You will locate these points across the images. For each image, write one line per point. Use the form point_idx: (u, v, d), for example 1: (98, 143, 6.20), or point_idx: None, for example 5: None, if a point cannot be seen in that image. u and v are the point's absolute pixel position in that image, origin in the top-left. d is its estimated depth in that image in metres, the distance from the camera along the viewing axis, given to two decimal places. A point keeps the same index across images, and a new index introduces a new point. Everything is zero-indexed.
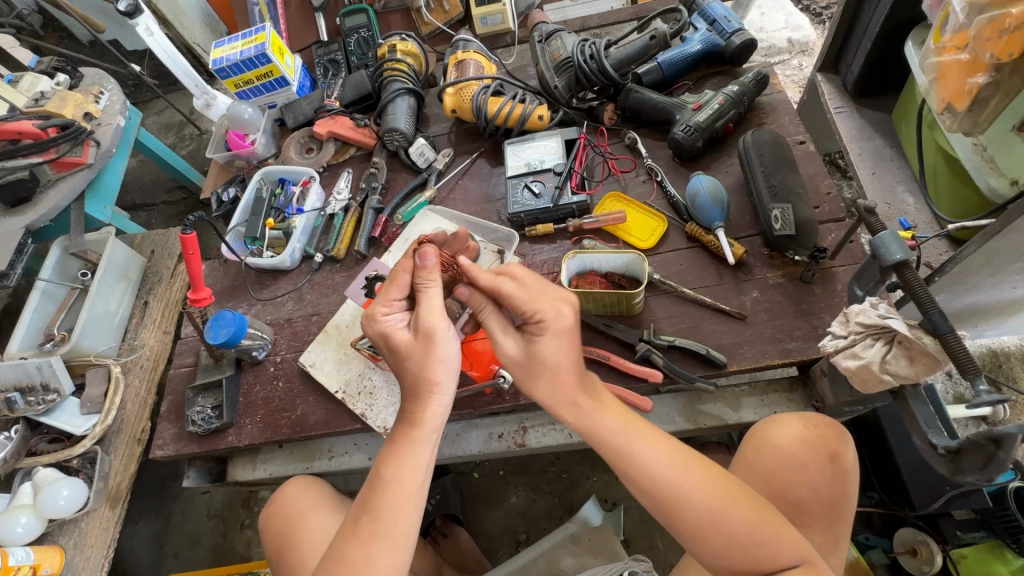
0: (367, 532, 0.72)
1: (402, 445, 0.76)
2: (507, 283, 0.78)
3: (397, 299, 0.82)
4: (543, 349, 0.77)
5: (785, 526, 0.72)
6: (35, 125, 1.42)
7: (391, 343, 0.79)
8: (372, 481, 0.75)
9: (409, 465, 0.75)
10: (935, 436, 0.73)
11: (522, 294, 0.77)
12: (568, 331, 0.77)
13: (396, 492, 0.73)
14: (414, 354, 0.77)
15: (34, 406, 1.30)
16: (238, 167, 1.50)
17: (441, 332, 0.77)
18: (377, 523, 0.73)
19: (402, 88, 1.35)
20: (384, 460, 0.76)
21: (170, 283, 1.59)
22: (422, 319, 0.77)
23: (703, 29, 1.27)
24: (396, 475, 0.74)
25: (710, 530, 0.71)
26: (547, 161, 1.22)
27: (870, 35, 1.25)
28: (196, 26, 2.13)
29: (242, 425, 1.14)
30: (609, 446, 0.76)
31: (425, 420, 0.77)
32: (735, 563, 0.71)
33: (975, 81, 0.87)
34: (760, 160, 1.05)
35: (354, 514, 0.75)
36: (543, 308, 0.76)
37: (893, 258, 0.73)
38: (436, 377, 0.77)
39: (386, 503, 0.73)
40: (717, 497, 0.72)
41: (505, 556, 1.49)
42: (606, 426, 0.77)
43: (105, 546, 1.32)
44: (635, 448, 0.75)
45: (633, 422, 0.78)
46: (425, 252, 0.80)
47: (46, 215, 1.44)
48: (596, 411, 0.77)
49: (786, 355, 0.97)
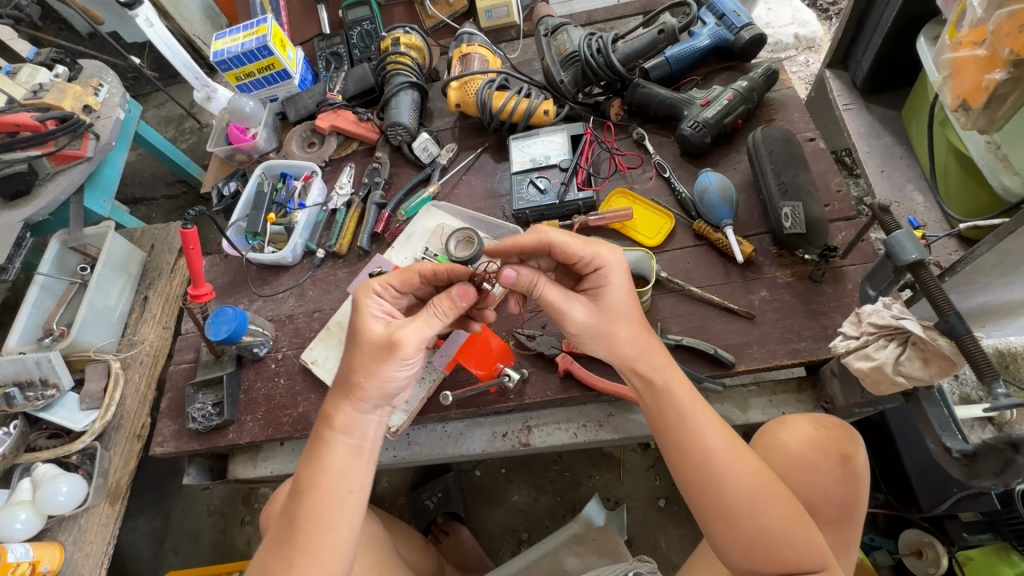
0: (290, 536, 0.72)
1: (319, 450, 0.76)
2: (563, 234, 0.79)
3: (394, 288, 0.85)
4: (613, 295, 0.79)
5: (813, 531, 0.71)
6: (34, 117, 1.40)
7: (362, 325, 0.79)
8: (295, 488, 0.74)
9: (325, 470, 0.74)
10: (950, 439, 0.72)
11: (577, 242, 0.79)
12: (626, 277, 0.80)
13: (313, 501, 0.73)
14: (369, 354, 0.77)
15: (33, 402, 1.28)
16: (239, 162, 1.48)
17: (403, 353, 0.76)
18: (297, 533, 0.72)
19: (405, 82, 1.33)
20: (306, 466, 0.76)
21: (170, 278, 1.57)
22: (399, 328, 0.77)
23: (711, 23, 1.25)
24: (316, 481, 0.74)
25: (745, 517, 0.70)
26: (552, 157, 1.20)
27: (881, 30, 1.23)
28: (196, 18, 2.11)
29: (243, 422, 1.13)
30: (669, 415, 0.75)
31: (337, 422, 0.77)
32: (756, 558, 0.70)
33: (992, 78, 0.86)
34: (770, 157, 1.03)
35: (280, 525, 0.74)
36: (600, 252, 0.79)
37: (908, 258, 0.72)
38: (368, 386, 0.76)
39: (306, 512, 0.72)
40: (763, 486, 0.71)
41: (507, 554, 1.48)
42: (673, 395, 0.76)
43: (104, 542, 1.30)
44: (694, 421, 0.74)
45: (696, 398, 0.77)
46: (463, 291, 0.79)
47: (46, 208, 1.43)
48: (665, 375, 0.77)
49: (796, 355, 0.96)
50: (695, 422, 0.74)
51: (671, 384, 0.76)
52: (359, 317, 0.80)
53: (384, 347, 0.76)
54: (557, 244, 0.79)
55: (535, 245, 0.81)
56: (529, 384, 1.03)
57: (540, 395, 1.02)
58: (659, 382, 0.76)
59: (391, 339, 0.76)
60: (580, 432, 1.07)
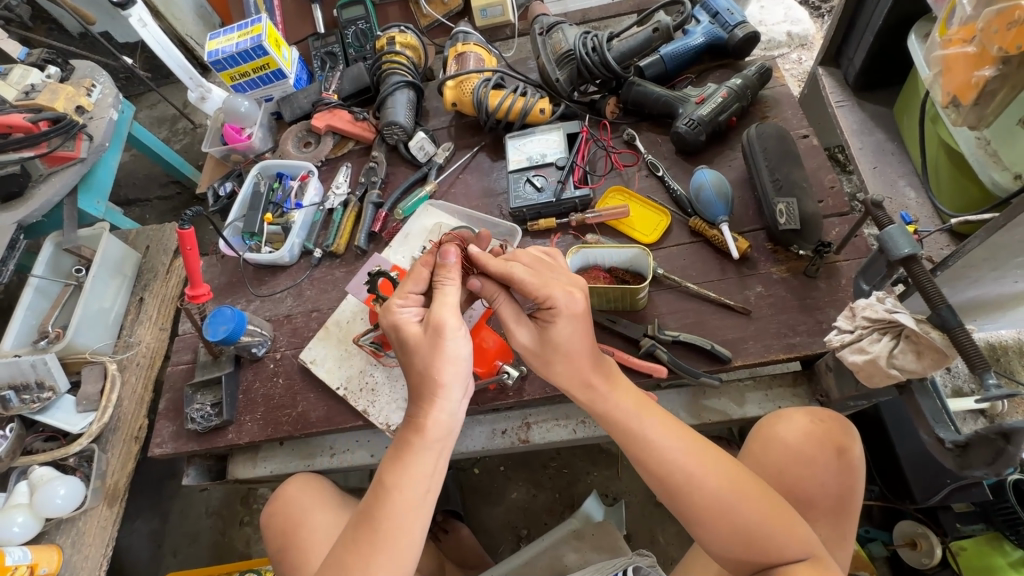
0: (370, 537, 0.73)
1: (404, 453, 0.76)
2: (521, 269, 0.78)
3: (414, 292, 0.83)
4: (557, 333, 0.78)
5: (799, 522, 0.72)
6: (26, 118, 1.40)
7: (400, 335, 0.79)
8: (374, 489, 0.76)
9: (411, 474, 0.75)
10: (943, 430, 0.73)
11: (532, 278, 0.78)
12: (579, 316, 0.78)
13: (398, 501, 0.74)
14: (423, 352, 0.77)
15: (29, 405, 1.28)
16: (235, 162, 1.48)
17: (450, 330, 0.76)
18: (376, 534, 0.73)
19: (401, 81, 1.34)
20: (389, 468, 0.76)
21: (166, 279, 1.57)
22: (433, 312, 0.77)
23: (705, 21, 1.26)
24: (399, 485, 0.74)
25: (715, 515, 0.72)
26: (549, 155, 1.21)
27: (873, 28, 1.24)
28: (189, 18, 2.10)
29: (242, 422, 1.13)
30: (621, 426, 0.78)
31: (427, 426, 0.76)
32: (739, 551, 0.71)
33: (982, 75, 0.87)
34: (765, 154, 1.04)
35: (357, 522, 0.75)
36: (553, 293, 0.76)
37: (901, 252, 0.73)
38: (445, 381, 0.76)
39: (384, 512, 0.73)
40: (730, 486, 0.73)
41: (507, 551, 1.49)
42: (621, 408, 0.79)
43: (103, 545, 1.30)
44: (647, 430, 0.77)
45: (646, 404, 0.80)
46: (448, 250, 0.81)
47: (39, 211, 1.42)
48: (610, 395, 0.79)
49: (791, 350, 0.97)
50: (645, 432, 0.77)
51: (621, 396, 0.80)
52: (399, 333, 0.79)
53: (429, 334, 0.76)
54: (516, 278, 0.78)
55: (497, 274, 0.80)
56: (528, 381, 1.04)
57: (539, 392, 1.03)
58: (609, 398, 0.79)
59: (433, 324, 0.76)
60: (579, 428, 1.08)
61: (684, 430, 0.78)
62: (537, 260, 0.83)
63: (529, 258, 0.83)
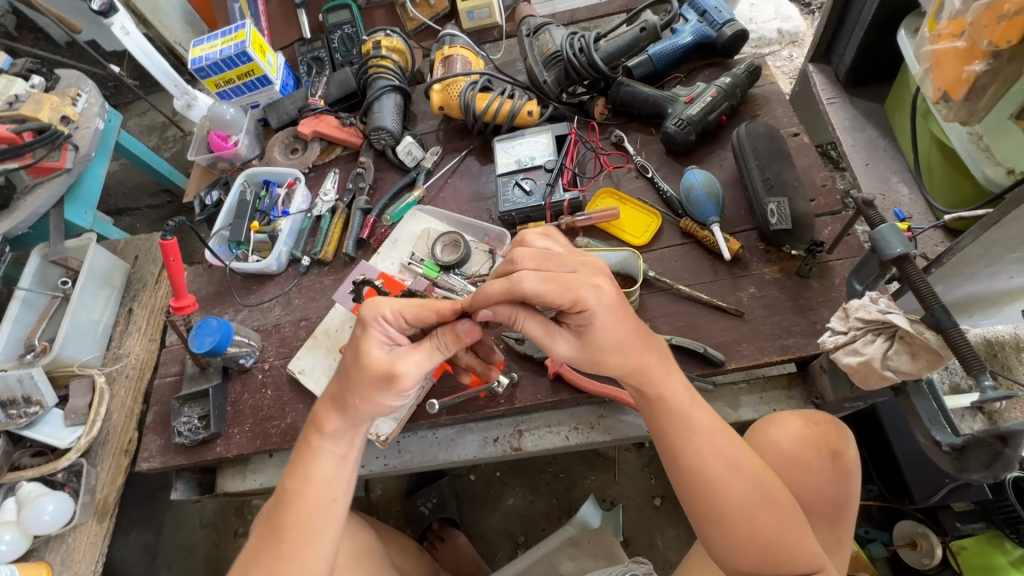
0: (274, 543, 0.73)
1: (306, 455, 0.76)
2: (534, 280, 0.67)
3: (406, 316, 0.75)
4: (599, 331, 0.71)
5: (810, 535, 0.71)
6: (9, 129, 1.38)
7: (360, 352, 0.74)
8: (278, 495, 0.75)
9: (313, 478, 0.75)
10: (940, 433, 0.72)
11: (552, 286, 0.67)
12: (616, 305, 0.70)
13: (299, 507, 0.73)
14: (366, 382, 0.73)
15: (15, 420, 1.26)
16: (221, 169, 1.46)
17: (400, 387, 0.73)
18: (281, 541, 0.73)
19: (387, 85, 1.32)
20: (290, 472, 0.76)
21: (155, 289, 1.54)
22: (399, 359, 0.72)
23: (693, 20, 1.25)
24: (301, 490, 0.74)
25: (742, 520, 0.69)
26: (537, 157, 1.20)
27: (862, 24, 1.23)
28: (176, 25, 2.08)
29: (230, 435, 1.11)
30: (668, 414, 0.74)
31: (326, 428, 0.76)
32: (752, 560, 0.70)
33: (972, 69, 0.86)
34: (755, 154, 1.03)
35: (262, 530, 0.75)
36: (580, 294, 0.68)
37: (893, 252, 0.72)
38: (360, 410, 0.74)
39: (290, 520, 0.73)
40: (763, 489, 0.70)
41: (504, 558, 1.47)
42: (670, 397, 0.74)
43: (93, 561, 1.28)
44: (692, 421, 0.73)
45: (696, 397, 0.76)
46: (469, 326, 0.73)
47: (24, 222, 1.40)
48: (666, 380, 0.74)
49: (785, 351, 0.96)
50: (690, 424, 0.73)
51: (673, 383, 0.75)
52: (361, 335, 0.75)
53: (382, 378, 0.72)
54: (532, 293, 0.68)
55: (500, 297, 0.70)
56: (519, 388, 1.03)
57: (530, 399, 1.02)
58: (663, 382, 0.75)
59: (391, 371, 0.72)
60: (572, 435, 1.07)
61: (725, 426, 0.75)
62: (543, 257, 0.72)
63: (530, 258, 0.72)
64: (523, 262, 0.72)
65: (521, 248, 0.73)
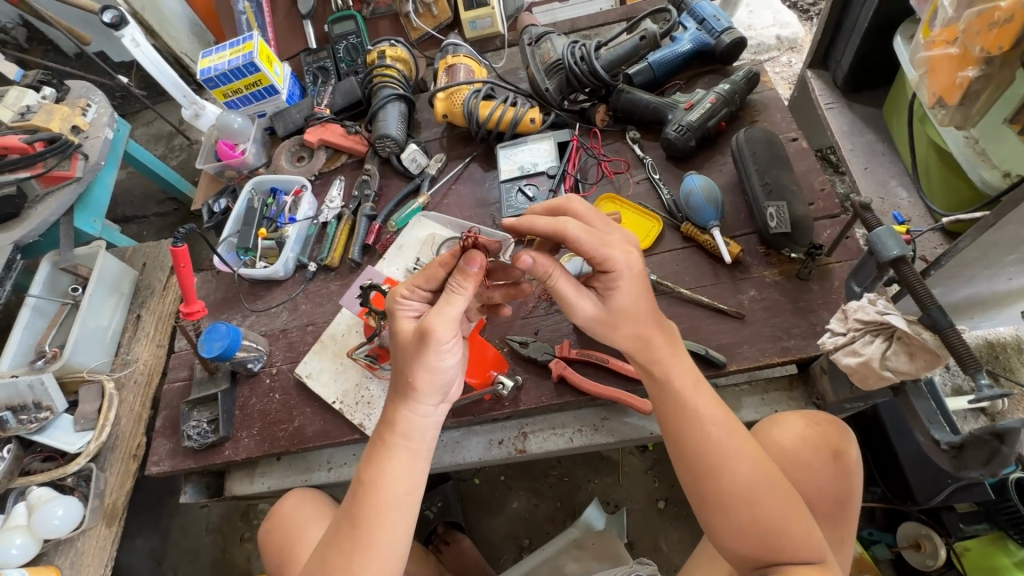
0: (352, 533, 0.73)
1: (379, 450, 0.76)
2: (577, 226, 0.75)
3: (420, 286, 0.81)
4: (622, 297, 0.77)
5: (812, 526, 0.71)
6: (22, 139, 1.41)
7: (396, 332, 0.79)
8: (356, 487, 0.76)
9: (387, 472, 0.75)
10: (938, 431, 0.73)
11: (588, 237, 0.75)
12: (639, 275, 0.77)
13: (375, 502, 0.73)
14: (407, 351, 0.76)
15: (26, 425, 1.28)
16: (229, 177, 1.49)
17: (438, 342, 0.73)
18: (359, 532, 0.73)
19: (392, 94, 1.35)
20: (365, 467, 0.76)
21: (163, 296, 1.57)
22: (427, 317, 0.74)
23: (692, 28, 1.27)
24: (377, 484, 0.74)
25: (743, 505, 0.70)
26: (540, 164, 1.22)
27: (859, 31, 1.25)
28: (183, 35, 2.12)
29: (239, 438, 1.13)
30: (673, 396, 0.77)
31: (397, 422, 0.77)
32: (752, 547, 0.70)
33: (966, 75, 0.87)
34: (754, 158, 1.05)
35: (341, 520, 0.75)
36: (614, 253, 0.76)
37: (890, 254, 0.73)
38: (417, 383, 0.76)
39: (367, 511, 0.73)
40: (764, 475, 0.72)
41: (509, 562, 1.48)
42: (676, 380, 0.77)
43: (102, 564, 1.29)
44: (696, 404, 0.76)
45: (700, 383, 0.78)
46: (471, 258, 0.75)
47: (35, 230, 1.42)
48: (672, 361, 0.78)
49: (786, 353, 0.97)
50: (695, 406, 0.76)
51: (677, 368, 0.78)
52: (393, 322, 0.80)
53: (418, 340, 0.74)
54: (571, 237, 0.75)
55: (547, 232, 0.76)
56: (524, 391, 1.04)
57: (534, 401, 1.03)
58: (669, 364, 0.78)
59: (422, 329, 0.74)
60: (576, 437, 1.08)
61: (728, 412, 0.77)
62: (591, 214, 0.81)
63: (580, 209, 0.81)
64: (575, 209, 0.81)
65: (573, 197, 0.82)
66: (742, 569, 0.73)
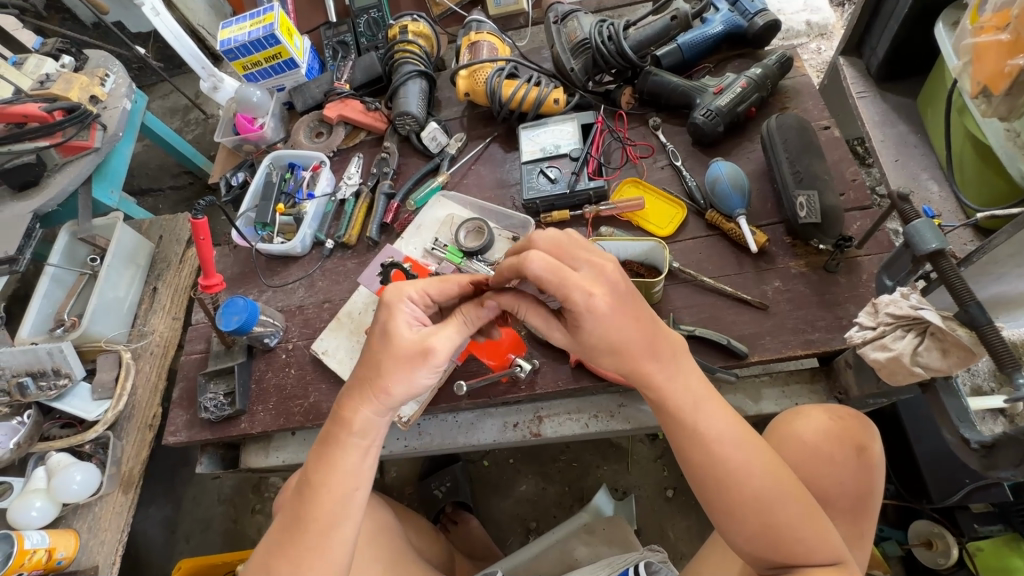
0: (297, 537, 0.70)
1: (331, 448, 0.73)
2: (537, 261, 0.69)
3: (430, 296, 0.79)
4: (585, 335, 0.72)
5: (828, 527, 0.70)
6: (41, 107, 1.39)
7: (390, 328, 0.74)
8: (301, 486, 0.73)
9: (337, 471, 0.72)
10: (967, 430, 0.71)
11: (549, 276, 0.69)
12: (607, 314, 0.70)
13: (325, 498, 0.71)
14: (399, 357, 0.72)
15: (46, 392, 1.30)
16: (247, 151, 1.48)
17: (435, 361, 0.72)
18: (305, 533, 0.70)
19: (413, 70, 1.32)
20: (315, 465, 0.73)
21: (180, 268, 1.57)
22: (433, 336, 0.73)
23: (724, 9, 1.24)
24: (324, 481, 0.71)
25: (759, 512, 0.69)
26: (562, 146, 1.20)
27: (898, 16, 1.20)
28: (201, 7, 2.09)
29: (254, 412, 1.13)
30: (675, 413, 0.73)
31: (355, 421, 0.73)
32: (762, 549, 0.70)
33: (1015, 63, 0.84)
34: (785, 147, 1.02)
35: (285, 521, 0.72)
36: (571, 293, 0.69)
37: (928, 247, 0.70)
38: (394, 394, 0.72)
39: (314, 513, 0.71)
40: (778, 483, 0.70)
41: (516, 544, 1.49)
42: (680, 396, 0.73)
43: (118, 530, 1.30)
44: (704, 418, 0.73)
45: (708, 393, 0.75)
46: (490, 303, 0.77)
47: (55, 199, 1.44)
48: (668, 384, 0.73)
49: (809, 346, 0.95)
50: (703, 424, 0.72)
51: (680, 384, 0.74)
52: (388, 316, 0.75)
53: (416, 354, 0.72)
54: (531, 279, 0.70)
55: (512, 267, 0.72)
56: (540, 374, 1.03)
57: (551, 384, 1.02)
58: (666, 387, 0.73)
59: (425, 346, 0.72)
60: (593, 423, 1.07)
61: (740, 424, 0.74)
62: (554, 245, 0.73)
63: (538, 266, 0.69)
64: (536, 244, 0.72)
65: (531, 252, 0.70)
66: (755, 565, 0.73)
